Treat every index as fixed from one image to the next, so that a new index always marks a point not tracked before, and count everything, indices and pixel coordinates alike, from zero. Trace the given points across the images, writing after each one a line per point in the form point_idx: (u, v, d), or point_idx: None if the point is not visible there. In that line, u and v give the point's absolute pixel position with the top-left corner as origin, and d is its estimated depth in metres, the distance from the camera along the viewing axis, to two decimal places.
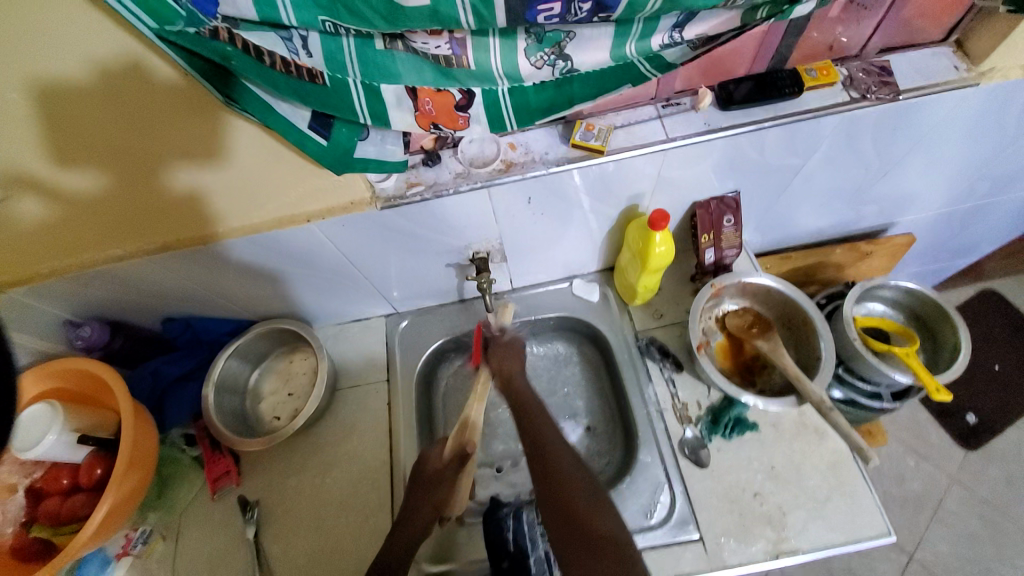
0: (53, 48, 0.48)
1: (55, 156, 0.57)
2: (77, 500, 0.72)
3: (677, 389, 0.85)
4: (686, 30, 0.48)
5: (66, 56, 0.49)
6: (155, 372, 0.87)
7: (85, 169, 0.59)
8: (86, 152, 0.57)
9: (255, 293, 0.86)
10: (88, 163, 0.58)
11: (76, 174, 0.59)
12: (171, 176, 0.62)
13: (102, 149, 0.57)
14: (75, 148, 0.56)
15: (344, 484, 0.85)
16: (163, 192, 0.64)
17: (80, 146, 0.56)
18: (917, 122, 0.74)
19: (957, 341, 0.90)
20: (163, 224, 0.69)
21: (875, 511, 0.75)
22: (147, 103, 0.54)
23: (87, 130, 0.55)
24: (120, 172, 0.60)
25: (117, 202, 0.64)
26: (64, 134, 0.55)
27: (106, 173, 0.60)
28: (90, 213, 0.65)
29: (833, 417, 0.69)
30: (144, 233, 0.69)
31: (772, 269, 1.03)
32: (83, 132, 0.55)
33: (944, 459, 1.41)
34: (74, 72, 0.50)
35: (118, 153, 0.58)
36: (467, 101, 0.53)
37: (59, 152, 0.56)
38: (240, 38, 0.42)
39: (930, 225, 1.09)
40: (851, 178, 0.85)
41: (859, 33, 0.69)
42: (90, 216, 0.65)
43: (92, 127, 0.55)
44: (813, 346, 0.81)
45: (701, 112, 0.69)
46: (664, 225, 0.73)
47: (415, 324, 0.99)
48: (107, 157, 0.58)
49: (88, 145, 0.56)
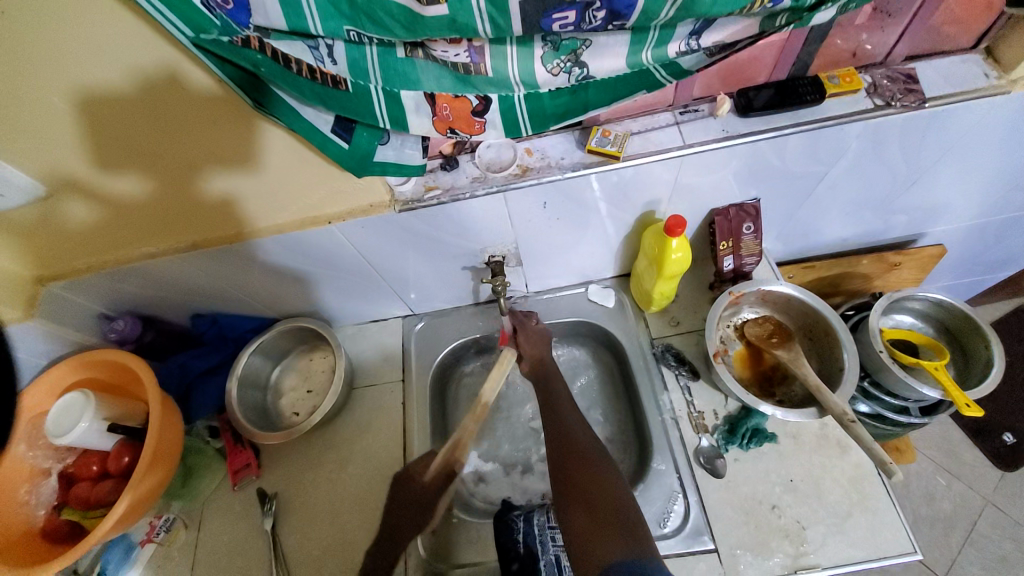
0: (97, 62, 0.50)
1: (101, 161, 0.60)
2: (106, 487, 0.75)
3: (693, 397, 0.84)
4: (702, 37, 0.48)
5: (110, 68, 0.51)
6: (182, 365, 0.90)
7: (127, 174, 0.63)
8: (129, 158, 0.60)
9: (278, 292, 0.89)
10: (130, 168, 0.62)
11: (120, 179, 0.63)
12: (206, 182, 0.66)
13: (143, 156, 0.60)
14: (117, 154, 0.60)
15: (359, 481, 0.86)
16: (198, 197, 0.68)
17: (124, 153, 0.60)
18: (946, 130, 0.72)
19: (991, 356, 0.86)
20: (197, 226, 0.72)
21: (900, 526, 0.72)
22: (183, 113, 0.56)
23: (130, 139, 0.58)
24: (159, 177, 0.64)
25: (155, 204, 0.67)
26: (110, 142, 0.58)
27: (147, 177, 0.63)
28: (130, 213, 0.69)
29: (855, 429, 0.66)
30: (179, 234, 0.73)
31: (794, 278, 1.01)
32: (126, 140, 0.58)
33: (978, 480, 1.34)
34: (116, 84, 0.53)
35: (159, 160, 0.61)
36: (483, 107, 0.54)
37: (104, 158, 0.60)
38: (269, 47, 0.43)
39: (962, 236, 1.06)
40: (877, 187, 0.83)
41: (884, 40, 0.68)
42: (130, 217, 0.69)
43: (135, 135, 0.58)
44: (835, 356, 0.79)
45: (719, 118, 0.69)
46: (680, 232, 0.73)
47: (431, 326, 1.00)
48: (148, 163, 0.62)
49: (130, 152, 0.60)
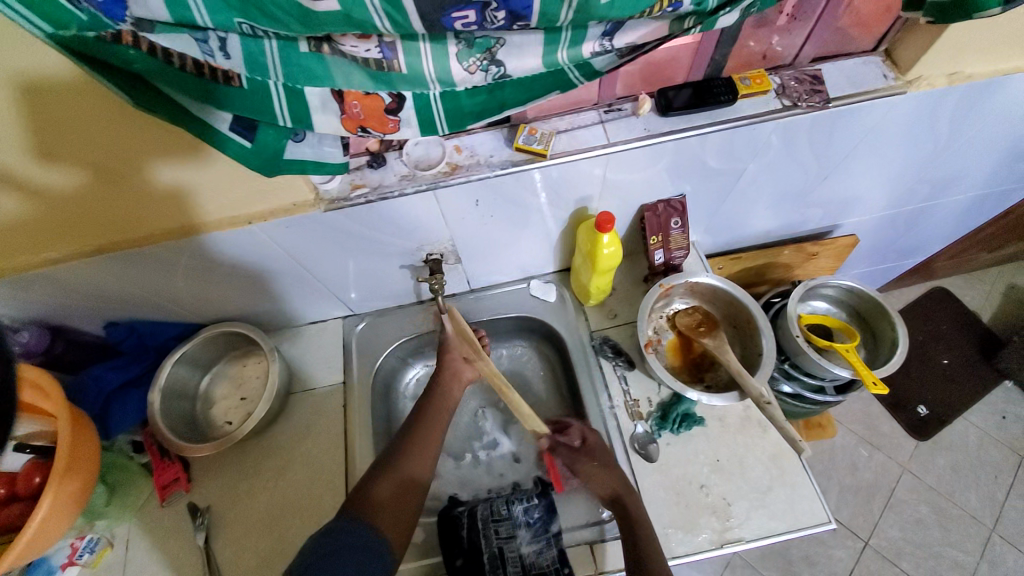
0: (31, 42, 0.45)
1: (35, 150, 0.55)
2: (14, 510, 0.69)
3: (628, 387, 0.87)
4: (615, 38, 0.49)
5: (47, 51, 0.46)
6: (97, 378, 0.84)
7: (65, 165, 0.57)
8: (67, 148, 0.55)
9: (206, 295, 0.84)
10: (68, 158, 0.57)
11: (57, 170, 0.58)
12: (154, 173, 0.61)
13: (84, 146, 0.56)
14: (51, 142, 0.54)
15: (298, 488, 0.84)
16: (145, 188, 0.63)
17: (61, 142, 0.55)
18: (850, 129, 0.78)
19: (895, 336, 0.94)
20: (141, 220, 0.68)
21: (814, 497, 0.78)
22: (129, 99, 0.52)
23: (69, 126, 0.53)
24: (101, 168, 0.59)
25: (95, 195, 0.62)
26: (49, 130, 0.53)
27: (87, 168, 0.58)
28: (65, 207, 0.63)
29: (771, 411, 0.73)
30: (122, 229, 0.68)
31: (722, 269, 1.06)
32: (62, 129, 0.53)
33: (895, 450, 1.47)
34: (54, 67, 0.48)
35: (101, 150, 0.57)
36: (397, 104, 0.53)
37: (38, 148, 0.55)
38: (146, 41, 0.40)
39: (875, 226, 1.15)
40: (793, 182, 0.89)
41: (792, 42, 0.72)
42: (65, 211, 0.63)
43: (75, 124, 0.53)
44: (755, 342, 0.84)
45: (640, 117, 0.71)
46: (610, 227, 0.75)
47: (373, 326, 0.99)
48: (89, 153, 0.57)
49: (69, 141, 0.55)
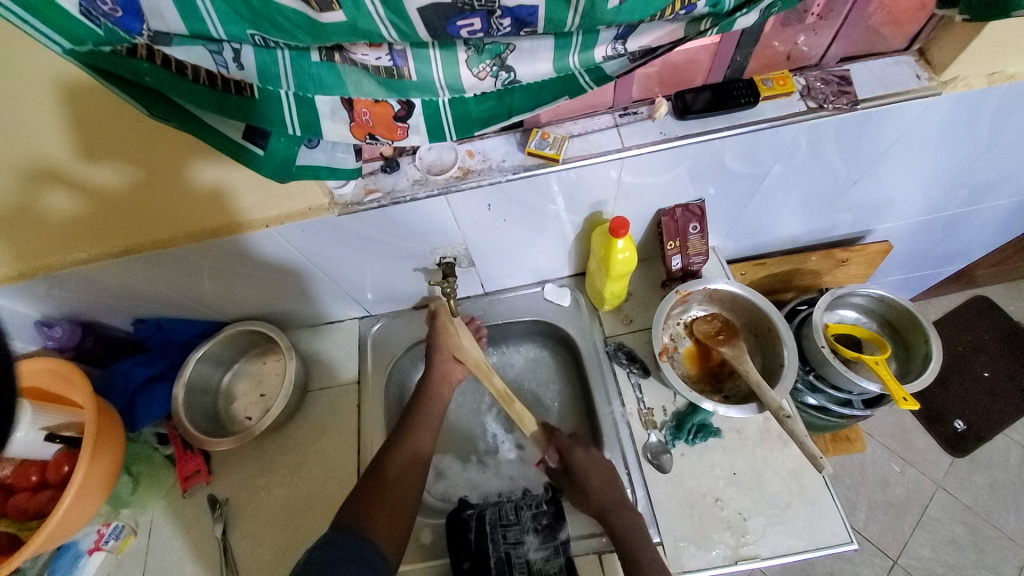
0: None
1: (84, 149, 0.58)
2: (45, 496, 0.73)
3: (643, 395, 0.85)
4: (628, 41, 0.48)
5: None
6: (125, 373, 0.87)
7: (111, 163, 0.60)
8: (116, 147, 0.58)
9: (230, 294, 0.87)
10: (113, 157, 0.60)
11: (107, 168, 0.61)
12: (193, 173, 0.63)
13: (128, 146, 0.58)
14: (103, 140, 0.57)
15: (312, 484, 0.86)
16: (185, 187, 0.65)
17: (106, 142, 0.57)
18: (882, 132, 0.74)
19: (929, 350, 0.89)
20: (180, 219, 0.70)
21: (836, 516, 0.75)
22: None
23: (121, 125, 0.56)
24: (144, 168, 0.61)
25: (140, 194, 0.65)
26: (102, 128, 0.56)
27: (131, 167, 0.61)
28: (113, 205, 0.66)
29: (791, 425, 0.70)
30: (163, 229, 0.71)
31: (745, 275, 1.03)
32: (108, 130, 0.56)
33: (930, 466, 1.40)
34: None
35: (144, 150, 0.59)
36: (406, 112, 0.53)
37: (92, 145, 0.58)
38: (159, 54, 0.42)
39: (910, 232, 1.09)
40: (820, 186, 0.85)
41: (818, 43, 0.69)
42: (112, 209, 0.67)
43: (119, 124, 0.56)
44: (777, 353, 0.81)
45: (657, 121, 0.70)
46: (624, 233, 0.74)
47: (388, 327, 1.00)
48: (132, 153, 0.59)
49: (114, 141, 0.57)
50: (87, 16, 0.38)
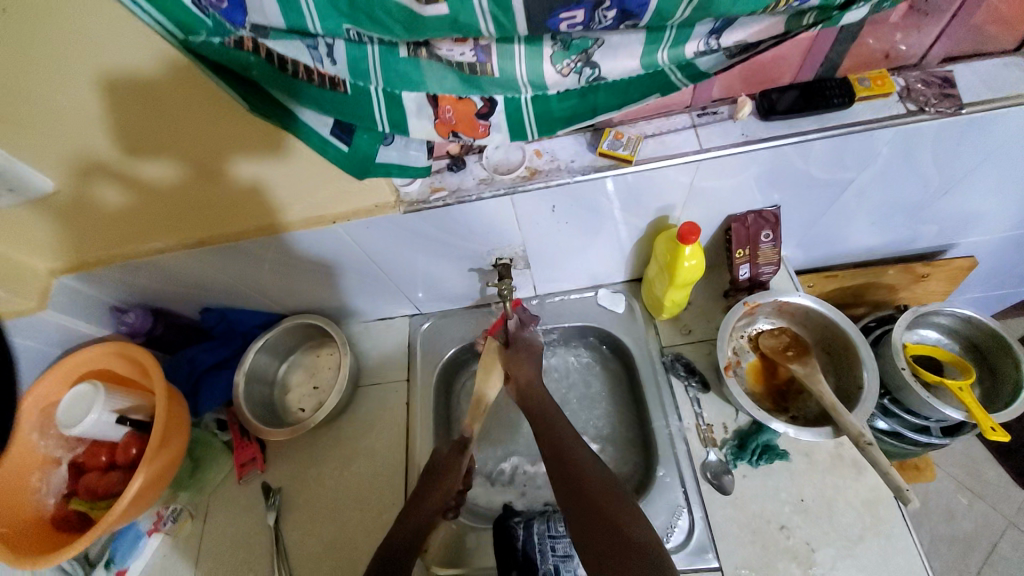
0: (122, 46, 0.48)
1: (127, 145, 0.58)
2: (114, 477, 0.76)
3: (702, 411, 0.82)
4: (723, 36, 0.45)
5: (135, 51, 0.49)
6: (191, 359, 0.91)
7: (154, 160, 0.61)
8: (157, 145, 0.59)
9: (289, 287, 0.88)
10: (156, 152, 0.60)
11: (150, 165, 0.61)
12: (234, 169, 0.63)
13: (170, 141, 0.58)
14: (143, 140, 0.58)
15: (360, 479, 0.86)
16: (226, 182, 0.65)
17: (148, 138, 0.57)
18: (983, 139, 0.67)
19: (1020, 376, 0.81)
20: (225, 215, 0.71)
21: (914, 553, 0.69)
22: (199, 100, 0.54)
23: (156, 125, 0.56)
24: (186, 164, 0.62)
25: (182, 190, 0.66)
26: (139, 128, 0.56)
27: (175, 162, 0.61)
28: (156, 202, 0.67)
29: (872, 453, 0.64)
30: (211, 225, 0.73)
31: (813, 288, 0.97)
32: (147, 127, 0.56)
33: (1002, 500, 1.28)
34: (143, 68, 0.50)
35: (186, 146, 0.59)
36: (489, 109, 0.52)
37: (132, 143, 0.58)
38: (264, 47, 0.42)
39: (998, 248, 1.00)
40: (906, 196, 0.79)
41: (920, 40, 0.64)
42: (156, 205, 0.68)
43: (160, 119, 0.55)
44: (855, 374, 0.76)
45: (739, 121, 0.66)
46: (694, 239, 0.70)
47: (437, 326, 0.99)
48: (173, 147, 0.59)
49: (156, 137, 0.57)
50: (200, 7, 0.40)
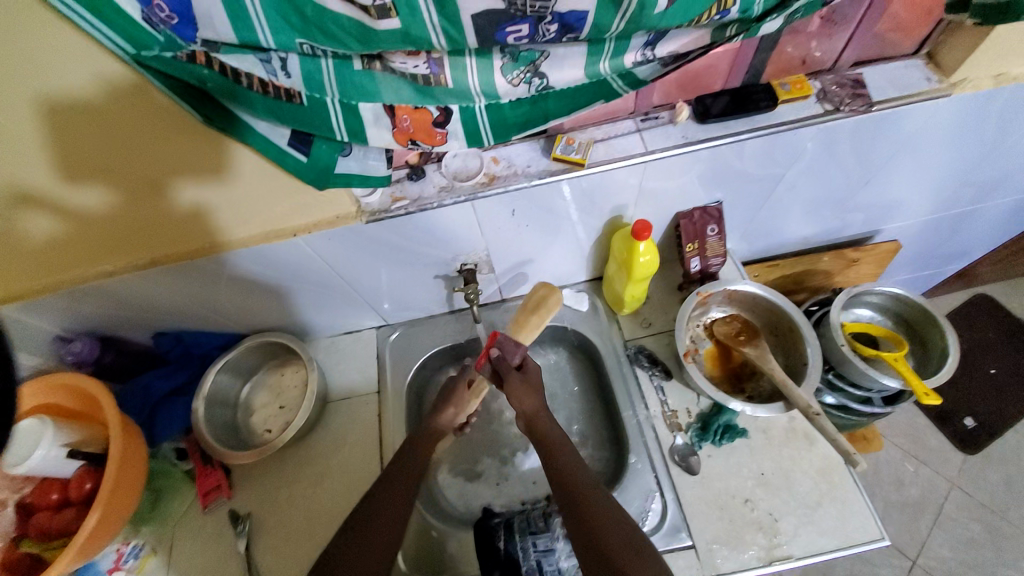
0: (58, 70, 0.47)
1: (60, 173, 0.56)
2: (67, 514, 0.71)
3: (667, 398, 0.86)
4: (657, 47, 0.50)
5: (73, 75, 0.48)
6: (145, 387, 0.86)
7: (91, 186, 0.59)
8: (95, 170, 0.57)
9: (251, 307, 0.87)
10: (93, 178, 0.58)
11: (86, 191, 0.59)
12: (175, 193, 0.63)
13: (109, 166, 0.57)
14: (79, 165, 0.56)
15: (335, 495, 0.85)
16: (167, 207, 0.64)
17: (85, 164, 0.56)
18: (894, 132, 0.75)
19: (945, 346, 0.90)
20: (167, 241, 0.70)
21: (866, 514, 0.75)
22: (142, 122, 0.53)
23: (95, 151, 0.55)
24: (125, 190, 0.61)
25: (122, 215, 0.64)
26: (76, 154, 0.55)
27: (114, 188, 0.60)
28: (93, 227, 0.65)
29: (820, 422, 0.70)
30: (153, 253, 0.71)
31: (758, 277, 1.04)
32: (85, 152, 0.55)
33: (942, 464, 1.40)
34: (80, 91, 0.49)
35: (127, 172, 0.58)
36: (444, 118, 0.54)
37: (68, 170, 0.56)
38: (217, 61, 0.43)
39: (916, 232, 1.10)
40: (833, 187, 0.87)
41: (832, 48, 0.71)
42: (92, 231, 0.65)
43: (99, 145, 0.54)
44: (800, 352, 0.82)
45: (678, 125, 0.71)
46: (647, 235, 0.75)
47: (406, 336, 1.00)
48: (112, 173, 0.58)
49: (94, 162, 0.56)
50: (149, 23, 0.40)
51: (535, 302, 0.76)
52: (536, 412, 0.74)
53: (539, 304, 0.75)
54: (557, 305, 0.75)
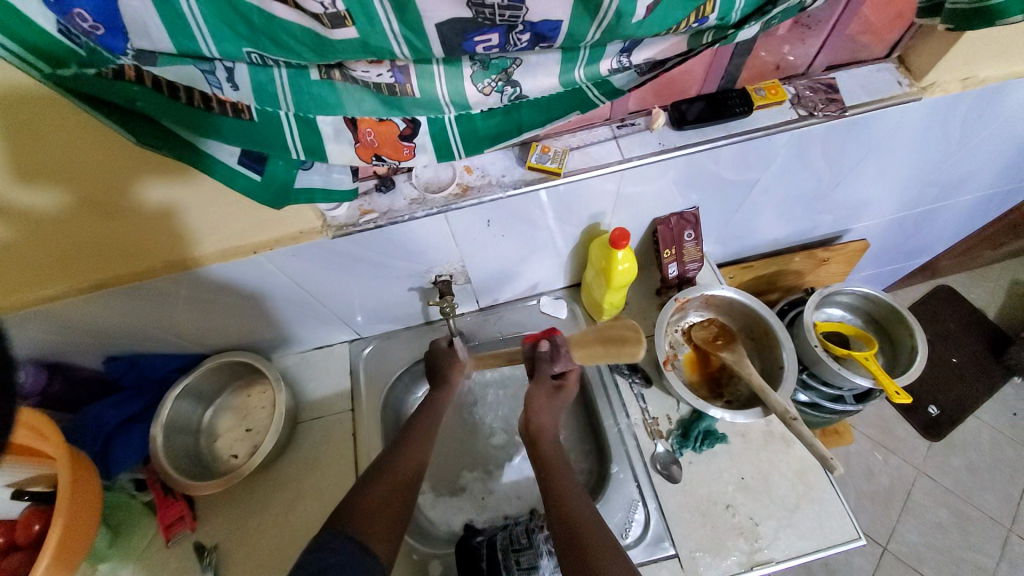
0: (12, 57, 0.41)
1: (7, 172, 0.50)
2: (14, 560, 0.65)
3: (647, 405, 0.85)
4: (633, 54, 0.48)
5: None
6: (97, 417, 0.80)
7: (47, 191, 0.53)
8: (52, 173, 0.51)
9: (214, 326, 0.82)
10: (45, 177, 0.51)
11: (41, 197, 0.53)
12: (142, 192, 0.56)
13: (69, 169, 0.51)
14: (34, 167, 0.50)
15: (309, 521, 0.81)
16: (134, 208, 0.58)
17: (35, 160, 0.49)
18: (866, 135, 0.76)
19: (914, 343, 0.92)
20: (135, 246, 0.63)
21: (843, 514, 0.76)
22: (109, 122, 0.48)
23: (52, 151, 0.49)
24: (84, 189, 0.54)
25: (80, 225, 0.58)
26: (31, 154, 0.49)
27: (70, 187, 0.53)
28: (45, 238, 0.58)
29: (797, 427, 0.69)
30: (122, 260, 0.65)
31: (733, 279, 1.05)
32: (39, 152, 0.49)
33: (910, 452, 1.45)
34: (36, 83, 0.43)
35: (85, 168, 0.52)
36: (412, 131, 0.52)
37: (20, 173, 0.50)
38: (149, 75, 0.39)
39: (882, 230, 1.13)
40: (805, 190, 0.87)
41: (805, 52, 0.71)
42: (44, 242, 0.59)
43: (49, 139, 0.48)
44: (776, 355, 0.83)
45: (655, 132, 0.70)
46: (624, 244, 0.73)
47: (380, 349, 0.96)
48: (68, 171, 0.51)
49: (51, 164, 0.50)
50: (67, 35, 0.35)
51: (612, 338, 0.70)
52: (542, 427, 0.73)
53: (614, 341, 0.69)
54: (628, 359, 0.68)
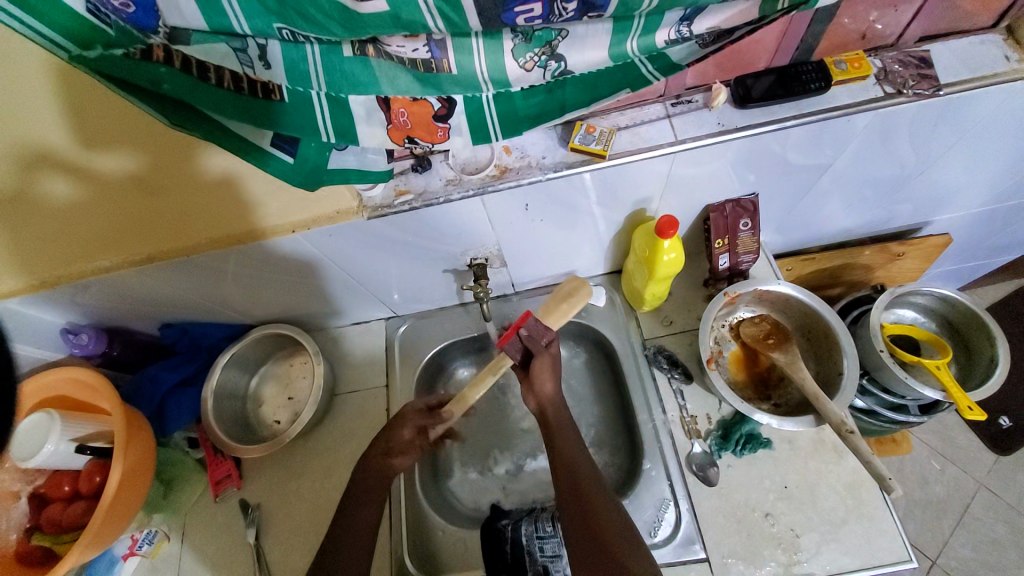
0: None
1: (80, 130, 0.52)
2: (77, 508, 0.72)
3: (685, 402, 0.81)
4: (695, 23, 0.42)
5: None
6: (154, 378, 0.86)
7: (113, 158, 0.56)
8: (116, 140, 0.54)
9: (258, 298, 0.84)
10: (115, 138, 0.54)
11: (107, 164, 0.56)
12: (198, 157, 0.57)
13: (132, 138, 0.54)
14: (102, 133, 0.53)
15: (343, 490, 0.84)
16: (183, 179, 0.59)
17: (103, 126, 0.52)
18: (961, 118, 0.66)
19: (994, 353, 0.82)
20: (198, 213, 0.65)
21: (895, 534, 0.70)
22: None
23: (116, 117, 0.51)
24: (145, 151, 0.55)
25: (139, 197, 0.61)
26: (100, 119, 0.52)
27: (134, 149, 0.55)
28: (109, 207, 0.62)
29: (854, 441, 0.65)
30: (184, 226, 0.66)
31: (791, 271, 0.97)
32: (106, 117, 0.51)
33: (972, 463, 1.33)
34: None
35: (148, 131, 0.53)
36: (447, 110, 0.49)
37: (90, 137, 0.53)
38: (178, 54, 0.38)
39: (967, 223, 1.00)
40: (881, 178, 0.78)
41: (897, 20, 0.61)
42: (107, 211, 0.62)
43: (109, 98, 0.50)
44: (835, 361, 0.76)
45: (714, 110, 0.64)
46: (672, 232, 0.68)
47: (415, 328, 0.96)
48: (128, 131, 0.53)
49: (117, 131, 0.53)
50: (97, 14, 0.35)
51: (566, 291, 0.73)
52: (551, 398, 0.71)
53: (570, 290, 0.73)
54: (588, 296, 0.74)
